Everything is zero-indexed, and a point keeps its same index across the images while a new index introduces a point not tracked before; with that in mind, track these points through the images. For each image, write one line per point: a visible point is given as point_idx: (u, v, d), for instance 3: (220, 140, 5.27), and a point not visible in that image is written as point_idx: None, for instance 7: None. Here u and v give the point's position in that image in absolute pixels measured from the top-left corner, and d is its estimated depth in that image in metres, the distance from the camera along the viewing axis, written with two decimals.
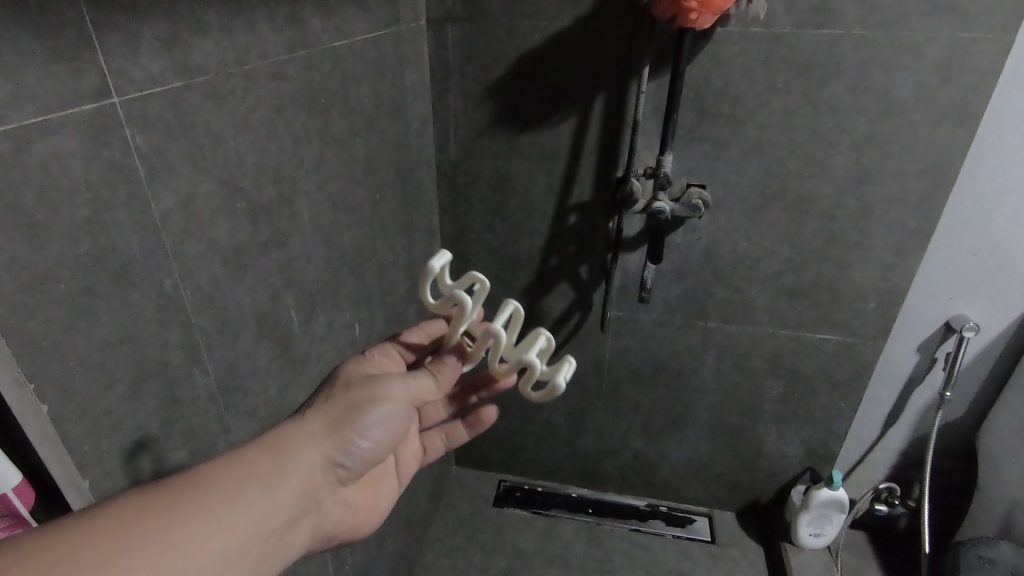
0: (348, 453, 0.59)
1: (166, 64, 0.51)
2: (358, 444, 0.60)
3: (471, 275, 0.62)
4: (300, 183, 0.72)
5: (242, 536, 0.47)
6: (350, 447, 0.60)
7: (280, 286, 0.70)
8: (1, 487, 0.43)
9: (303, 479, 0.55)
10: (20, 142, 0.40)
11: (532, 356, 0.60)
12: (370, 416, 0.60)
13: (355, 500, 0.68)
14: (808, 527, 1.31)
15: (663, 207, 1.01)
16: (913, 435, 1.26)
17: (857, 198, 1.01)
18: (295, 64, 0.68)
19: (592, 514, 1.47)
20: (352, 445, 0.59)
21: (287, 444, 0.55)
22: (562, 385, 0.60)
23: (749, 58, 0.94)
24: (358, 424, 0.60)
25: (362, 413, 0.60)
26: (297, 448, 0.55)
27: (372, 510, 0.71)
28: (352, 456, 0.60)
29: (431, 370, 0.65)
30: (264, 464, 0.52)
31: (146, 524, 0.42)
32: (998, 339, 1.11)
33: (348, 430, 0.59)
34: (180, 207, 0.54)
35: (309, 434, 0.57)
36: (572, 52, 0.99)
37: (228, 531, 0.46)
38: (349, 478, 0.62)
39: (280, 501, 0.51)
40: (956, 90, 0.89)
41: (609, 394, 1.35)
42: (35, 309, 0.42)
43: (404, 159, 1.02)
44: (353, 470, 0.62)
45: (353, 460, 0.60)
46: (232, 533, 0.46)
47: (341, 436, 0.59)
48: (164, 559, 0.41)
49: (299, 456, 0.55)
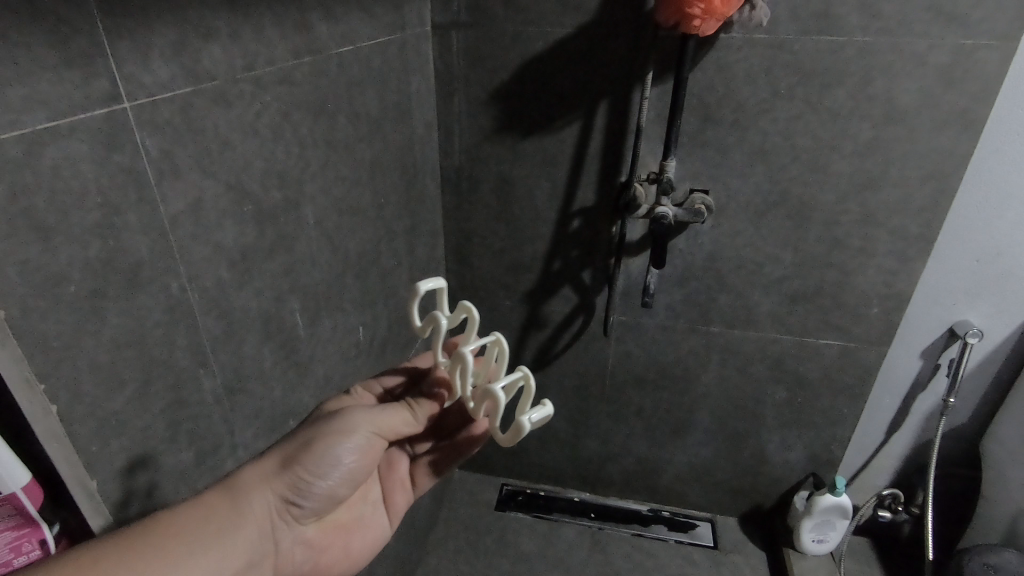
0: (303, 492, 0.60)
1: (177, 70, 0.52)
2: (317, 482, 0.60)
3: (435, 312, 0.63)
4: (305, 186, 0.72)
5: None
6: (306, 486, 0.60)
7: (286, 288, 0.71)
8: (11, 486, 0.44)
9: (256, 522, 0.56)
10: (34, 146, 0.41)
11: (496, 387, 0.59)
12: (331, 454, 0.60)
13: (322, 541, 0.68)
14: (811, 534, 1.30)
15: (666, 212, 1.01)
16: (916, 441, 1.26)
17: (860, 203, 1.01)
18: (302, 70, 0.69)
19: (594, 518, 1.47)
20: (309, 484, 0.60)
21: (245, 482, 0.56)
22: (526, 425, 0.59)
23: (752, 64, 0.95)
24: (315, 465, 0.59)
25: (319, 453, 0.60)
26: (250, 489, 0.56)
27: (345, 551, 0.71)
28: (309, 495, 0.61)
29: (408, 403, 0.66)
30: (221, 507, 0.53)
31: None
32: (1004, 344, 1.11)
33: (305, 471, 0.59)
34: (189, 211, 0.55)
35: (265, 474, 0.58)
36: (576, 59, 1.00)
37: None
38: (309, 515, 0.63)
39: (230, 547, 0.53)
40: (958, 97, 0.90)
41: (611, 398, 1.36)
42: (46, 309, 0.43)
43: (409, 163, 1.03)
44: (311, 508, 0.62)
45: (312, 499, 0.61)
46: None
47: (297, 476, 0.59)
48: None
49: (254, 497, 0.56)
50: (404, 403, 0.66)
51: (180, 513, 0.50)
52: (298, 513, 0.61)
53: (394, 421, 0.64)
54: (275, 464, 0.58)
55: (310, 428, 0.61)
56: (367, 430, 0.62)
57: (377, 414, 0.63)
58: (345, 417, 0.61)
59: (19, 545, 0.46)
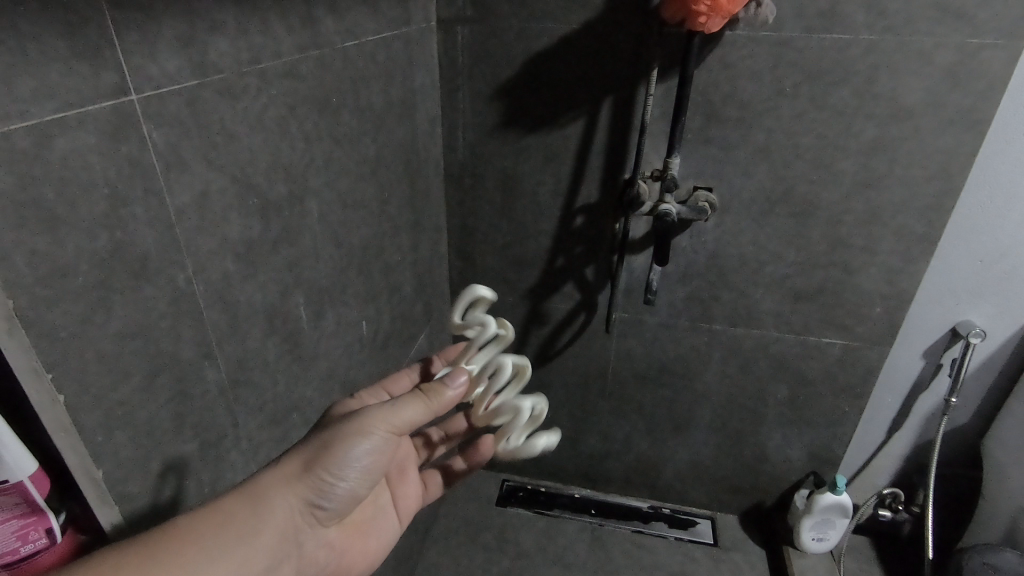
0: (324, 493, 0.61)
1: (183, 63, 0.52)
2: (336, 483, 0.61)
3: (484, 317, 0.70)
4: (309, 180, 0.73)
5: None
6: (327, 488, 0.60)
7: (290, 282, 0.71)
8: (18, 474, 0.44)
9: (279, 526, 0.57)
10: (42, 137, 0.41)
11: (525, 405, 0.69)
12: (349, 454, 0.60)
13: (340, 542, 0.68)
14: (811, 532, 1.31)
15: (669, 210, 1.01)
16: (917, 440, 1.26)
17: (864, 202, 1.01)
18: (307, 64, 0.69)
19: (595, 515, 1.47)
20: (330, 485, 0.60)
21: (267, 487, 0.57)
22: (541, 444, 0.69)
23: (757, 62, 0.94)
24: (334, 465, 0.60)
25: (337, 454, 0.60)
26: (273, 493, 0.57)
27: (362, 550, 0.72)
28: (330, 497, 0.61)
29: (425, 393, 0.65)
30: (241, 512, 0.54)
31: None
32: (1006, 344, 1.11)
33: (325, 472, 0.60)
34: (194, 203, 0.55)
35: (287, 478, 0.58)
36: (581, 55, 1.00)
37: None
38: (329, 516, 0.64)
39: (254, 549, 0.54)
40: (963, 97, 0.90)
41: (612, 395, 1.36)
42: (54, 299, 0.43)
43: (413, 159, 1.03)
44: (332, 509, 0.63)
45: (332, 500, 0.62)
46: None
47: (317, 477, 0.59)
48: None
49: (277, 500, 0.57)
50: (417, 392, 0.65)
51: (196, 517, 0.50)
52: (319, 514, 0.62)
53: (412, 417, 0.64)
54: (295, 468, 0.59)
55: (326, 430, 0.61)
56: (384, 430, 0.62)
57: (393, 409, 0.63)
58: (360, 417, 0.61)
59: (26, 533, 0.46)
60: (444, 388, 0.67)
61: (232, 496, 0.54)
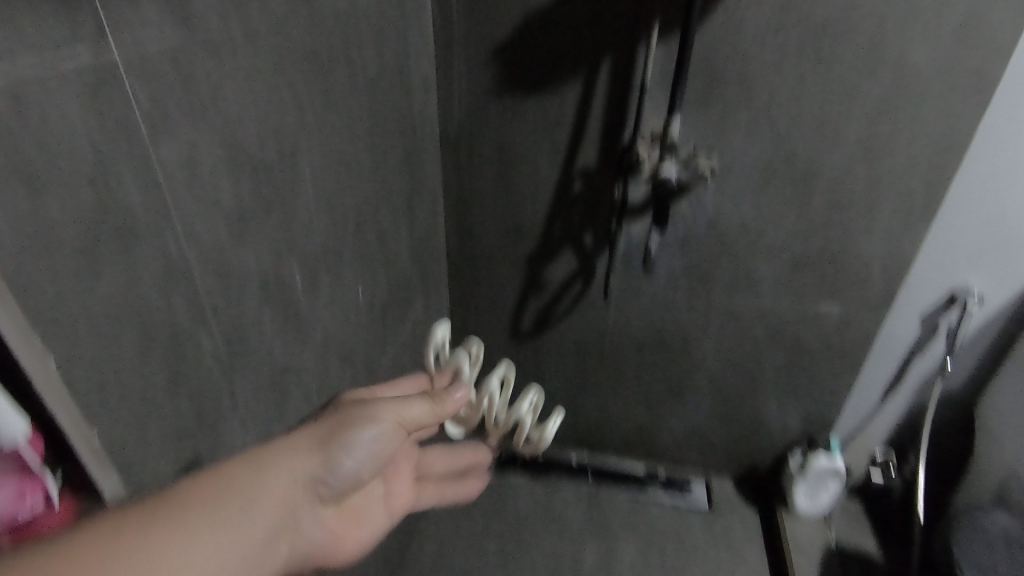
0: (328, 468, 0.64)
1: (166, 18, 0.50)
2: (344, 462, 0.65)
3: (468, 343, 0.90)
4: (301, 144, 0.71)
5: (216, 550, 0.50)
6: (334, 464, 0.64)
7: (284, 249, 0.70)
8: (10, 435, 0.42)
9: (281, 499, 0.58)
10: (20, 93, 0.39)
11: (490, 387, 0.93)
12: (358, 436, 0.66)
13: (334, 525, 0.70)
14: (804, 493, 1.33)
15: (670, 175, 0.99)
16: (912, 404, 1.27)
17: (866, 167, 1.00)
18: (296, 21, 0.67)
19: (592, 480, 1.48)
20: (337, 462, 0.64)
21: (270, 459, 0.58)
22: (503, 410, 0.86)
23: (761, 21, 0.92)
24: (344, 445, 0.65)
25: (348, 433, 0.65)
26: (276, 466, 0.58)
27: (354, 538, 0.73)
28: (337, 474, 0.65)
29: (431, 397, 0.73)
30: (247, 480, 0.55)
31: (125, 531, 0.45)
32: (1004, 309, 1.11)
33: (333, 449, 0.64)
34: (183, 167, 0.53)
35: (294, 452, 0.61)
36: (579, 14, 0.97)
37: (204, 543, 0.49)
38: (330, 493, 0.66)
39: (257, 519, 0.54)
40: (972, 57, 0.87)
41: (610, 362, 1.36)
42: (41, 263, 0.42)
43: (407, 123, 1.01)
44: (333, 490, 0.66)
45: (338, 478, 0.65)
46: (206, 543, 0.49)
47: (325, 453, 0.63)
48: (137, 561, 0.44)
49: (280, 476, 0.58)
50: (427, 396, 0.73)
51: (201, 480, 0.52)
52: (321, 490, 0.65)
53: (419, 416, 0.71)
54: (303, 445, 0.62)
55: (335, 416, 0.66)
56: (393, 419, 0.69)
57: (402, 403, 0.70)
58: (374, 404, 0.68)
59: (24, 497, 0.44)
60: (449, 395, 0.74)
61: (236, 459, 0.56)
